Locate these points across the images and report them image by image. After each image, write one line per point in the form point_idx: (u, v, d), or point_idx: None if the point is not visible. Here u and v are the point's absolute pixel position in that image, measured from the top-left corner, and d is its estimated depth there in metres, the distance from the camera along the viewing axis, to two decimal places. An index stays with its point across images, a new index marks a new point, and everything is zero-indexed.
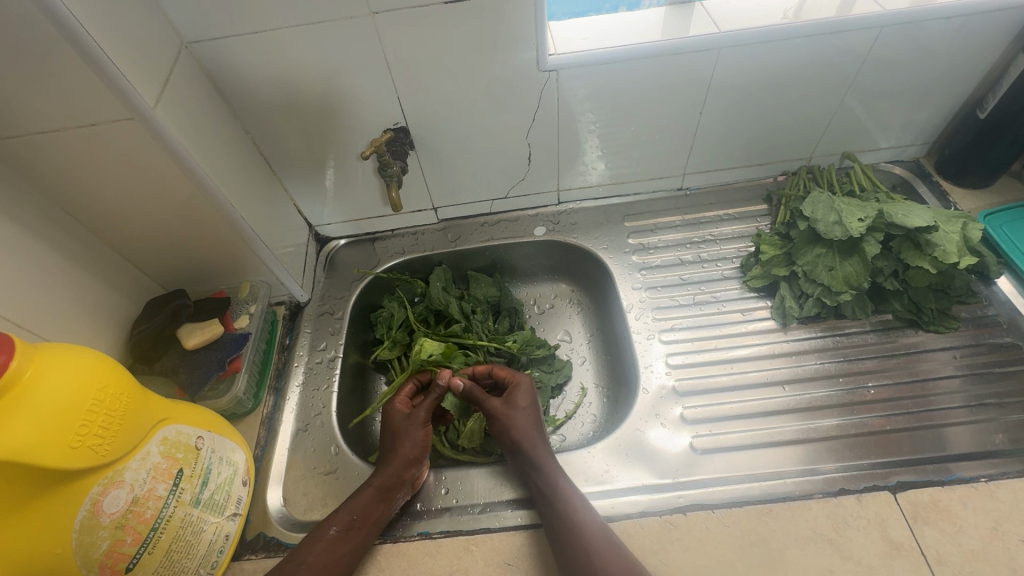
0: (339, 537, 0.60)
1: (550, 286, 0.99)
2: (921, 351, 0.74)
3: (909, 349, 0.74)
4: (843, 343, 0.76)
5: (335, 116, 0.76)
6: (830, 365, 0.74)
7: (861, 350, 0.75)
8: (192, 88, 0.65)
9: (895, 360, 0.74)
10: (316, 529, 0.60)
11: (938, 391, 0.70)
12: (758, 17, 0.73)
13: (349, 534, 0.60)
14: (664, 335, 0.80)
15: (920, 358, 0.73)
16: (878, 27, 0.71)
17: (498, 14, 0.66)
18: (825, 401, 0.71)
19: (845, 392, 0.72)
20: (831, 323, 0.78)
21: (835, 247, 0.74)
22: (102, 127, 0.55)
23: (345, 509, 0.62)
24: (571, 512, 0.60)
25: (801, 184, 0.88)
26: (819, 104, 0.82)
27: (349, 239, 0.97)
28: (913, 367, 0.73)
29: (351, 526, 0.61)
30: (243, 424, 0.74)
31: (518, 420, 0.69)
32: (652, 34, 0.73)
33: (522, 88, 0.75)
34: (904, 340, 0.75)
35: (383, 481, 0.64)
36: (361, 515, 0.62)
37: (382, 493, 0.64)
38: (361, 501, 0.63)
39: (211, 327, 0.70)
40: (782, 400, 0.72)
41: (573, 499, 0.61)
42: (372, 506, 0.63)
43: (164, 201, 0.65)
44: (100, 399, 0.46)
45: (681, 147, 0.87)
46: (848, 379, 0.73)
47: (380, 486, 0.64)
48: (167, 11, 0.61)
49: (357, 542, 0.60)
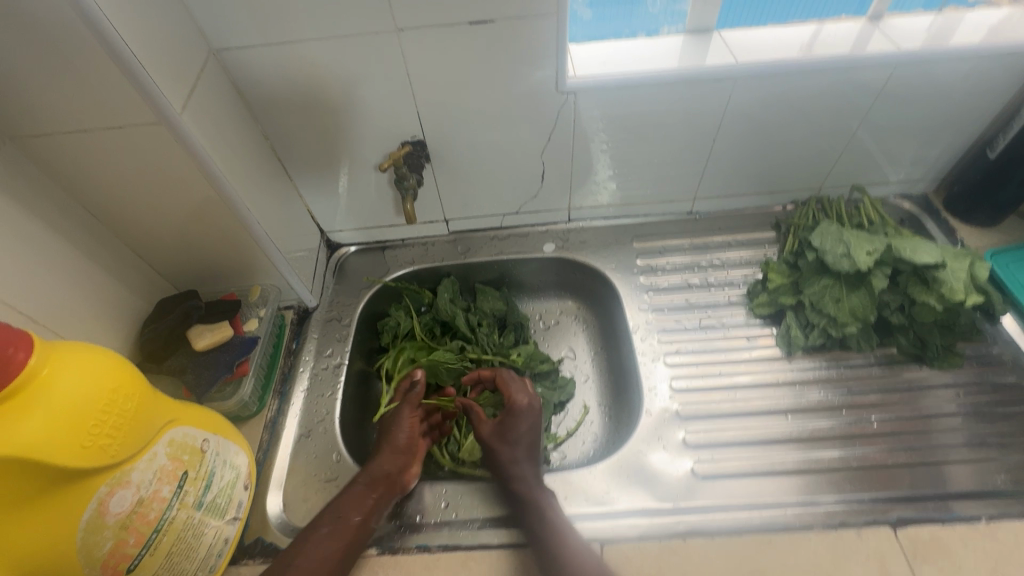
0: (331, 536, 0.59)
1: (555, 303, 0.99)
2: (926, 387, 0.74)
3: (913, 384, 0.74)
4: (847, 375, 0.76)
5: (353, 125, 0.77)
6: (834, 397, 0.74)
7: (864, 382, 0.75)
8: (217, 94, 0.66)
9: (899, 395, 0.74)
10: (306, 533, 0.59)
11: (941, 427, 0.70)
12: (773, 50, 0.74)
13: (341, 532, 0.60)
14: (669, 358, 0.79)
15: (923, 394, 0.73)
16: (892, 65, 0.73)
17: (522, 36, 0.67)
18: (827, 432, 0.71)
19: (848, 424, 0.71)
20: (836, 354, 0.78)
21: (843, 279, 0.75)
22: (128, 130, 0.56)
23: (336, 508, 0.62)
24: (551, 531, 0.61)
25: (810, 215, 0.89)
26: (830, 136, 0.83)
27: (359, 247, 0.98)
28: (917, 402, 0.73)
29: (343, 524, 0.61)
30: (246, 427, 0.75)
31: (512, 452, 0.68)
32: (669, 62, 0.74)
33: (540, 106, 0.76)
34: (909, 375, 0.75)
35: (377, 479, 0.66)
36: (354, 512, 0.62)
37: (377, 490, 0.65)
38: (353, 498, 0.63)
39: (221, 329, 0.70)
40: (784, 428, 0.71)
41: (553, 517, 0.62)
42: (367, 502, 0.64)
43: (181, 202, 0.65)
44: (114, 399, 0.47)
45: (691, 170, 0.88)
46: (851, 411, 0.73)
47: (374, 482, 0.65)
48: (202, 16, 0.62)
49: (346, 542, 0.60)
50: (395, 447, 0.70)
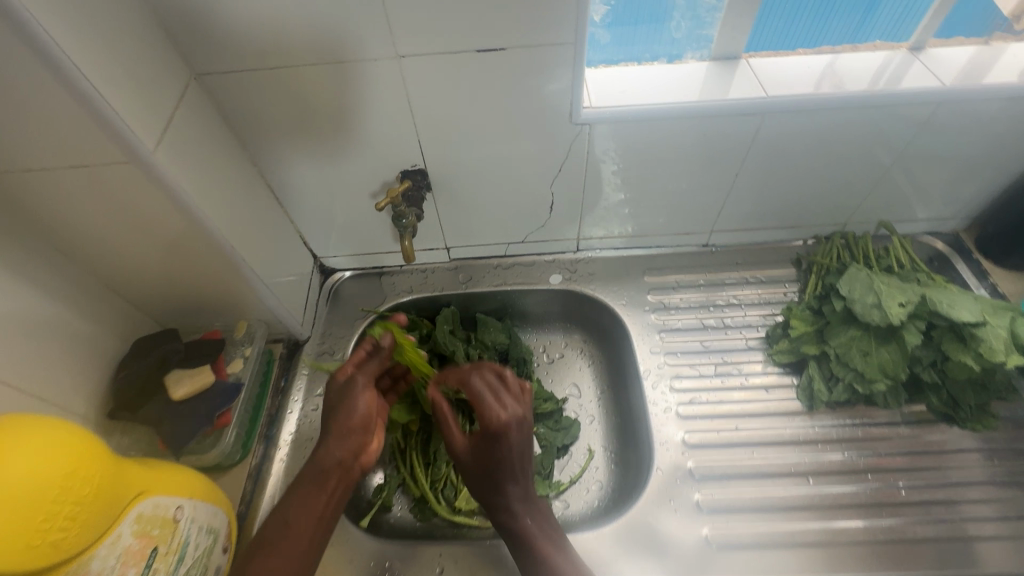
0: (288, 536, 0.55)
1: (560, 335, 0.93)
2: (956, 451, 0.69)
3: (944, 448, 0.69)
4: (873, 434, 0.71)
5: (350, 152, 0.72)
6: (857, 458, 0.69)
7: (891, 443, 0.70)
8: (199, 121, 0.60)
9: (928, 458, 0.69)
10: (262, 538, 0.55)
11: (973, 498, 0.65)
12: (805, 81, 0.69)
13: (300, 530, 0.56)
14: (682, 411, 0.74)
15: (954, 459, 0.68)
16: (934, 102, 0.67)
17: (534, 64, 0.62)
18: (851, 500, 0.66)
19: (874, 490, 0.66)
20: (861, 410, 0.73)
21: (872, 330, 0.70)
22: (94, 168, 0.50)
23: (291, 506, 0.57)
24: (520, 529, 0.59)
25: (834, 252, 0.83)
26: (859, 173, 0.78)
27: (355, 272, 0.92)
28: (948, 466, 0.68)
29: (300, 523, 0.56)
30: (228, 476, 0.69)
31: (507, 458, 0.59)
32: (692, 92, 0.69)
33: (551, 136, 0.71)
34: (938, 437, 0.70)
35: (331, 467, 0.59)
36: (310, 507, 0.57)
37: (333, 476, 0.59)
38: (308, 492, 0.58)
39: (201, 375, 0.66)
40: (801, 494, 0.66)
41: (523, 511, 0.60)
42: (325, 490, 0.58)
43: (157, 239, 0.60)
44: (74, 481, 0.42)
45: (709, 203, 0.82)
46: (877, 476, 0.68)
47: (327, 471, 0.59)
48: (186, 37, 0.57)
49: (306, 543, 0.56)
50: (350, 428, 0.62)
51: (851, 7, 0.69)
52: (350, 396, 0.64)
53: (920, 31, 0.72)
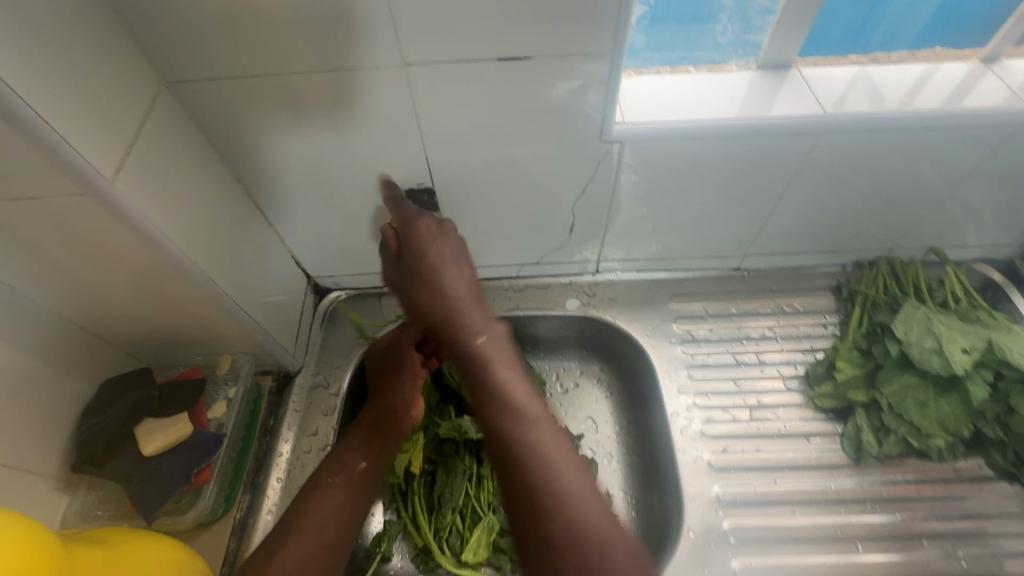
0: (314, 528, 0.54)
1: (575, 363, 0.85)
2: (997, 515, 0.65)
3: (985, 512, 0.65)
4: (909, 493, 0.67)
5: (347, 170, 0.63)
6: (895, 522, 0.65)
7: (931, 507, 0.66)
8: (170, 139, 0.52)
9: (967, 527, 0.65)
10: (289, 528, 0.54)
11: (1016, 571, 0.62)
12: (866, 96, 0.60)
13: (325, 525, 0.55)
14: (715, 459, 0.69)
15: (995, 525, 0.64)
16: (1011, 124, 0.59)
17: (561, 75, 0.54)
18: (887, 569, 0.62)
19: (912, 559, 0.63)
20: (898, 464, 0.68)
21: (929, 379, 0.64)
22: (40, 203, 0.43)
23: (316, 500, 0.56)
24: (544, 477, 0.46)
25: (879, 281, 0.76)
26: (916, 198, 0.70)
27: (352, 292, 0.83)
28: (985, 537, 0.64)
29: (325, 518, 0.55)
30: (210, 533, 0.62)
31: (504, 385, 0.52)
32: (738, 107, 0.60)
33: (575, 156, 0.63)
34: (980, 500, 0.66)
35: (352, 473, 0.59)
36: (335, 505, 0.57)
37: (353, 482, 0.59)
38: (332, 490, 0.57)
39: (176, 426, 0.60)
40: (839, 562, 0.63)
41: (551, 447, 0.48)
42: (348, 491, 0.58)
43: (123, 277, 0.52)
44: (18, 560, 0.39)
45: (745, 227, 0.74)
46: (915, 543, 0.64)
47: (348, 475, 0.59)
48: (159, 39, 0.49)
49: (331, 540, 0.55)
50: (373, 435, 0.63)
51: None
52: (374, 408, 0.65)
53: (910, 44, 0.64)
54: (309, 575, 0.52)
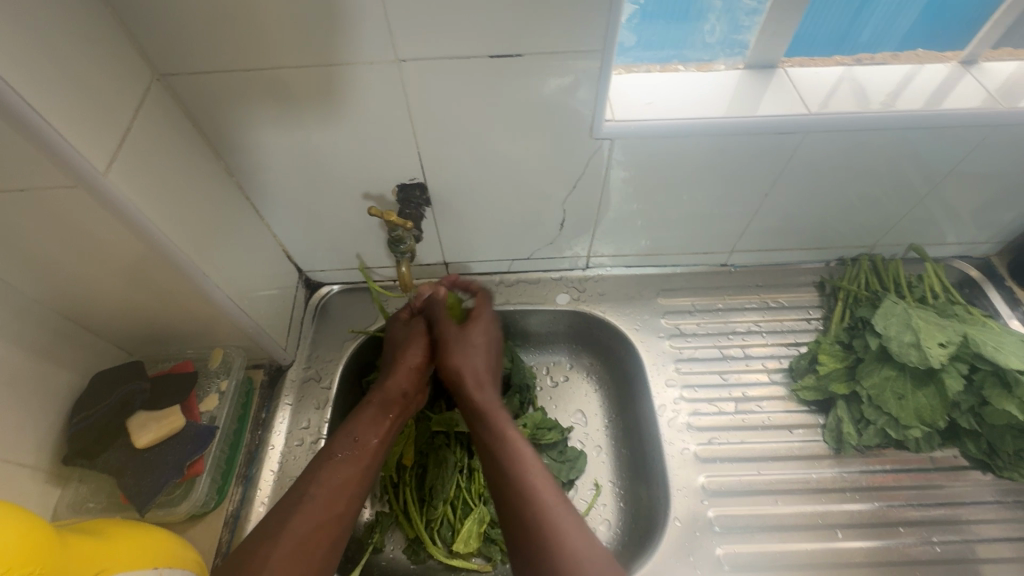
0: (324, 499, 0.55)
1: (564, 357, 0.86)
2: (971, 503, 0.67)
3: (959, 500, 0.68)
4: (888, 482, 0.69)
5: (339, 164, 0.64)
6: (873, 510, 0.67)
7: (907, 494, 0.68)
8: (163, 132, 0.53)
9: (942, 513, 0.67)
10: (298, 498, 0.55)
11: (989, 556, 0.64)
12: (848, 96, 0.62)
13: (335, 497, 0.56)
14: (701, 449, 0.71)
15: (969, 512, 0.67)
16: (989, 125, 0.61)
17: (553, 71, 0.54)
18: (865, 555, 0.64)
19: (888, 545, 0.65)
20: (876, 453, 0.71)
21: (907, 372, 0.66)
22: (32, 195, 0.43)
23: (327, 473, 0.57)
24: (522, 478, 0.54)
25: (861, 277, 0.78)
26: (896, 197, 0.72)
27: (344, 286, 0.84)
28: (960, 524, 0.66)
29: (336, 490, 0.56)
30: (202, 524, 0.63)
31: (468, 359, 0.65)
32: (725, 105, 0.61)
33: (566, 152, 0.63)
34: (954, 488, 0.68)
35: (363, 447, 0.60)
36: (346, 477, 0.57)
37: (364, 455, 0.60)
38: (343, 463, 0.58)
39: (169, 419, 0.60)
40: (820, 549, 0.65)
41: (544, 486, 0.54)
42: (358, 465, 0.59)
43: (114, 270, 0.52)
44: (13, 546, 0.39)
45: (733, 223, 0.76)
46: (891, 530, 0.66)
47: (359, 449, 0.60)
48: (152, 32, 0.49)
49: (339, 510, 0.55)
50: (383, 411, 0.63)
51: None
52: (385, 385, 0.66)
53: (900, 43, 0.66)
54: (316, 545, 0.53)
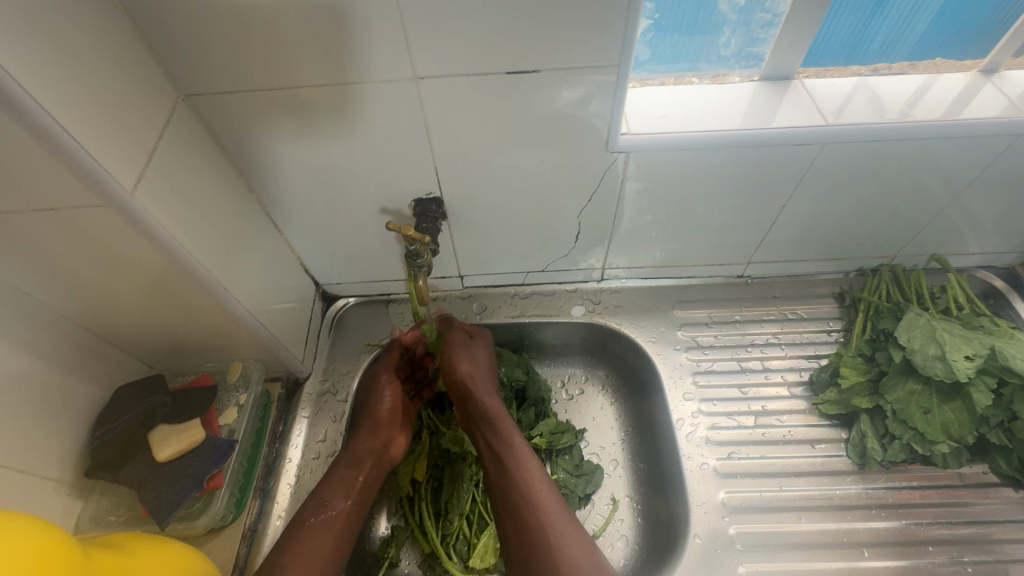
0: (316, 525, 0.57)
1: (580, 369, 0.86)
2: (1003, 521, 0.65)
3: (990, 517, 0.66)
4: (915, 499, 0.67)
5: (356, 179, 0.64)
6: (900, 527, 0.66)
7: (934, 511, 0.66)
8: (186, 150, 0.54)
9: (973, 530, 0.65)
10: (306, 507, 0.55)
11: None
12: (866, 106, 0.61)
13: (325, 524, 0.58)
14: (721, 464, 0.70)
15: (1000, 531, 0.65)
16: (1013, 134, 0.60)
17: (570, 85, 0.55)
18: (893, 574, 0.63)
19: (917, 564, 0.63)
20: (900, 468, 0.69)
21: (933, 385, 0.65)
22: (63, 213, 0.44)
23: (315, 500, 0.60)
24: (526, 493, 0.56)
25: (882, 289, 0.77)
26: (917, 207, 0.71)
27: (360, 298, 0.85)
28: (991, 543, 0.64)
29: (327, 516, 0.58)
30: (220, 537, 0.63)
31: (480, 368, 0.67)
32: (741, 117, 0.61)
33: (581, 165, 0.64)
34: (985, 505, 0.66)
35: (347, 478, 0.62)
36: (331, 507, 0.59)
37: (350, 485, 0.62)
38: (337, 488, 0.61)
39: (189, 433, 0.61)
40: (845, 566, 0.63)
41: (543, 499, 0.55)
42: (330, 532, 0.58)
43: (138, 285, 0.53)
44: (36, 561, 0.39)
45: (750, 234, 0.75)
46: (920, 548, 0.64)
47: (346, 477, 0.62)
48: (178, 53, 0.50)
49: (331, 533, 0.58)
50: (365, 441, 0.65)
51: (855, 9, 0.59)
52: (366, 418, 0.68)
53: (904, 56, 0.64)
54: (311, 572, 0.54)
